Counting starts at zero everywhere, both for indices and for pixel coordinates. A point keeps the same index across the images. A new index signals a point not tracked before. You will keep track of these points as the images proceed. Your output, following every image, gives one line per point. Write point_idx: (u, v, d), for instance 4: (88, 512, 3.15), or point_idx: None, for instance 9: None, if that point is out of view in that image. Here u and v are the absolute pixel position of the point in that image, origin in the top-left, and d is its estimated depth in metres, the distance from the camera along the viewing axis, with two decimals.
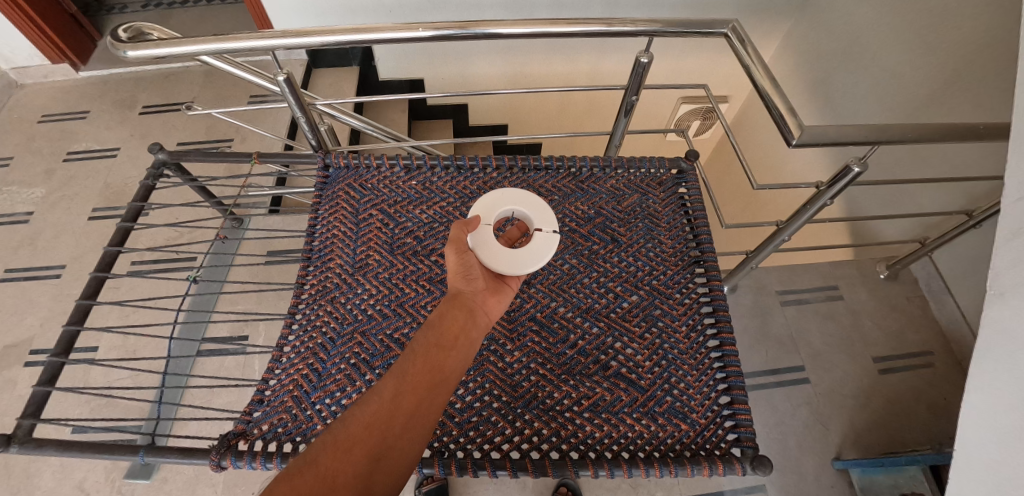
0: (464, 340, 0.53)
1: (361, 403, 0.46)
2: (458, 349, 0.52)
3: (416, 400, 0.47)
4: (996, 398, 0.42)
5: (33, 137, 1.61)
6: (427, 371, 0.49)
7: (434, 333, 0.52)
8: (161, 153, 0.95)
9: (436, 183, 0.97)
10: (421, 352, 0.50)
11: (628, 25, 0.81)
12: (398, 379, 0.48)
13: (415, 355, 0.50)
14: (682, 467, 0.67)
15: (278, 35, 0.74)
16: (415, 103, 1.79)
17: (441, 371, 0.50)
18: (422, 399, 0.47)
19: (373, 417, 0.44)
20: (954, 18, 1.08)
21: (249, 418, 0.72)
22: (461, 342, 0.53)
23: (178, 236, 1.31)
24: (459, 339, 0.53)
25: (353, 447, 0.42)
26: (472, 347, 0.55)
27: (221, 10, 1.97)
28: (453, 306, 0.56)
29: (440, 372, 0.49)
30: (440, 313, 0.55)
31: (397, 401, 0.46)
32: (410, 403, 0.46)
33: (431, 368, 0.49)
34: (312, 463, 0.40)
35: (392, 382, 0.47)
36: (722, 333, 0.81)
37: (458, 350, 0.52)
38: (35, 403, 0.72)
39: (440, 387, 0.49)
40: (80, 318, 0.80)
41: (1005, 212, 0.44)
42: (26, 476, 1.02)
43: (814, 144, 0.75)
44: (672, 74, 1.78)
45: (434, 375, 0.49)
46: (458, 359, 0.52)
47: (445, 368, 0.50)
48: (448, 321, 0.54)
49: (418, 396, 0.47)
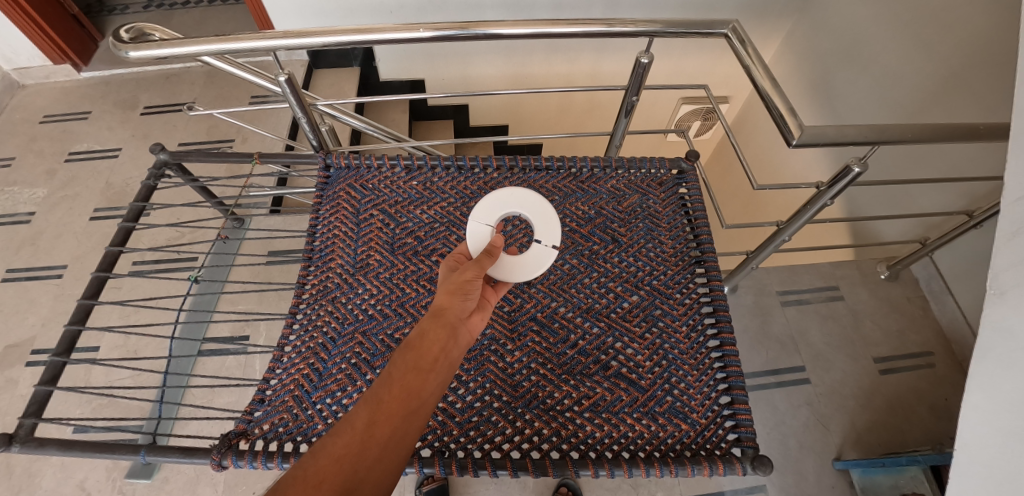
0: (445, 361, 0.45)
1: (328, 437, 0.37)
2: (438, 372, 0.45)
3: (392, 429, 0.39)
4: (996, 396, 0.43)
5: (35, 137, 1.62)
6: (403, 397, 0.41)
7: (414, 353, 0.44)
8: (163, 153, 0.95)
9: (436, 183, 0.97)
10: (398, 376, 0.43)
11: (628, 26, 0.82)
12: (370, 407, 0.40)
13: (391, 380, 0.42)
14: (683, 468, 0.67)
15: (280, 36, 0.74)
16: (416, 103, 1.79)
17: (419, 396, 0.42)
18: (399, 428, 0.39)
19: (344, 451, 0.36)
20: (954, 18, 1.08)
21: (250, 418, 0.72)
22: (442, 363, 0.45)
23: (180, 236, 1.32)
24: (441, 359, 0.45)
25: (320, 484, 0.33)
26: (452, 368, 0.47)
27: (222, 11, 1.98)
28: (435, 322, 0.48)
29: (420, 396, 0.42)
30: (420, 331, 0.47)
31: (371, 430, 0.38)
32: (385, 433, 0.38)
33: (408, 392, 0.41)
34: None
35: (364, 410, 0.39)
36: (722, 333, 0.81)
37: (439, 371, 0.44)
38: (36, 402, 0.72)
39: (420, 414, 0.41)
40: (82, 318, 0.80)
41: (1006, 211, 0.44)
42: (27, 476, 1.02)
43: (814, 144, 0.75)
44: (672, 75, 1.78)
45: (412, 400, 0.41)
46: (438, 382, 0.44)
47: (425, 392, 0.42)
48: (429, 340, 0.46)
49: (394, 424, 0.39)
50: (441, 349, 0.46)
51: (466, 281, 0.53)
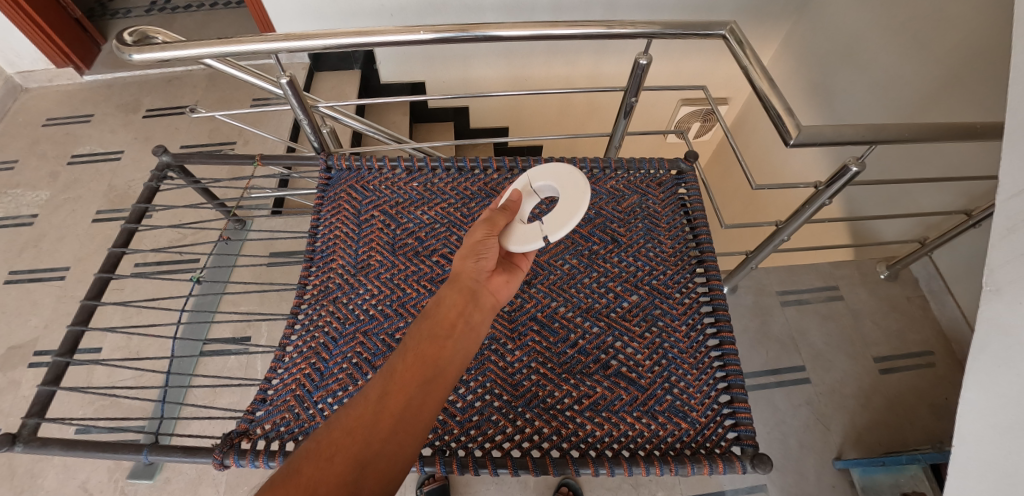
0: (461, 328, 0.52)
1: (345, 409, 0.44)
2: (456, 338, 0.51)
3: (406, 398, 0.45)
4: (994, 392, 0.43)
5: (38, 140, 1.63)
6: (416, 367, 0.48)
7: (430, 322, 0.52)
8: (165, 155, 0.95)
9: (437, 185, 0.98)
10: (412, 347, 0.50)
11: (627, 28, 0.82)
12: (384, 380, 0.47)
13: (406, 352, 0.49)
14: (683, 466, 0.67)
15: (282, 39, 0.75)
16: (416, 105, 1.80)
17: (433, 365, 0.48)
18: (413, 397, 0.45)
19: (357, 421, 0.43)
20: (950, 19, 1.09)
21: (252, 417, 0.73)
22: (458, 328, 0.52)
23: (182, 238, 1.33)
24: (457, 325, 0.52)
25: (334, 455, 0.39)
26: (473, 334, 0.53)
27: (224, 14, 1.99)
28: (450, 292, 0.55)
29: (435, 364, 0.48)
30: (437, 301, 0.54)
31: (383, 401, 0.44)
32: (399, 401, 0.45)
33: (422, 360, 0.48)
34: (293, 474, 0.38)
35: (378, 383, 0.46)
36: (722, 332, 0.81)
37: (455, 337, 0.51)
38: (39, 402, 0.72)
39: (434, 380, 0.48)
40: (86, 319, 0.81)
41: (1000, 208, 0.44)
42: (30, 476, 1.02)
43: (812, 144, 0.75)
44: (672, 76, 1.79)
45: (425, 370, 0.48)
46: (454, 350, 0.51)
47: (439, 361, 0.49)
48: (443, 309, 0.53)
49: (407, 393, 0.45)
50: (457, 315, 0.53)
51: (478, 242, 0.60)
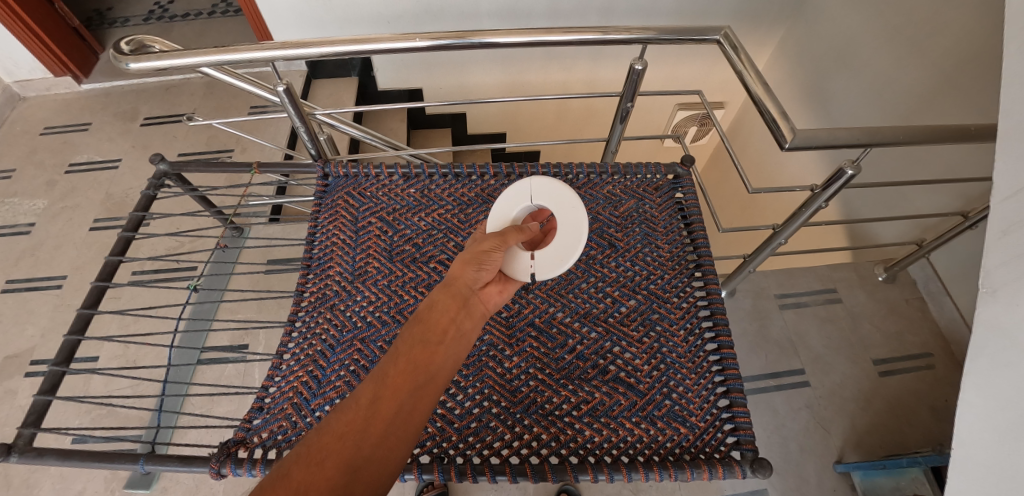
0: (452, 335, 0.54)
1: (336, 414, 0.46)
2: (447, 344, 0.54)
3: (397, 404, 0.47)
4: (991, 396, 0.43)
5: (35, 149, 1.63)
6: (407, 372, 0.50)
7: (423, 326, 0.54)
8: (162, 163, 0.95)
9: (435, 191, 0.98)
10: (405, 351, 0.52)
11: (623, 33, 0.83)
12: (377, 383, 0.49)
13: (397, 355, 0.51)
14: (683, 471, 0.66)
15: (278, 46, 0.75)
16: (415, 111, 1.82)
17: (425, 371, 0.51)
18: (405, 402, 0.48)
19: (348, 427, 0.44)
20: (941, 23, 1.10)
21: (249, 426, 0.72)
22: (450, 335, 0.54)
23: (180, 245, 1.34)
24: (448, 331, 0.54)
25: (325, 459, 0.41)
26: (462, 342, 0.55)
27: (221, 23, 2.00)
28: (444, 295, 0.57)
29: (426, 370, 0.50)
30: (431, 304, 0.56)
31: (375, 406, 0.46)
32: (391, 406, 0.47)
33: (413, 366, 0.50)
34: (283, 477, 0.39)
35: (370, 387, 0.48)
36: (719, 336, 0.82)
37: (446, 344, 0.53)
38: (35, 412, 0.72)
39: (426, 386, 0.50)
40: (81, 328, 0.80)
41: (996, 211, 0.44)
42: (25, 486, 1.02)
43: (806, 147, 0.75)
44: (667, 82, 1.80)
45: (416, 376, 0.50)
46: (445, 354, 0.53)
47: (431, 367, 0.51)
48: (436, 314, 0.55)
49: (398, 399, 0.47)
50: (449, 321, 0.55)
51: (481, 252, 0.61)
